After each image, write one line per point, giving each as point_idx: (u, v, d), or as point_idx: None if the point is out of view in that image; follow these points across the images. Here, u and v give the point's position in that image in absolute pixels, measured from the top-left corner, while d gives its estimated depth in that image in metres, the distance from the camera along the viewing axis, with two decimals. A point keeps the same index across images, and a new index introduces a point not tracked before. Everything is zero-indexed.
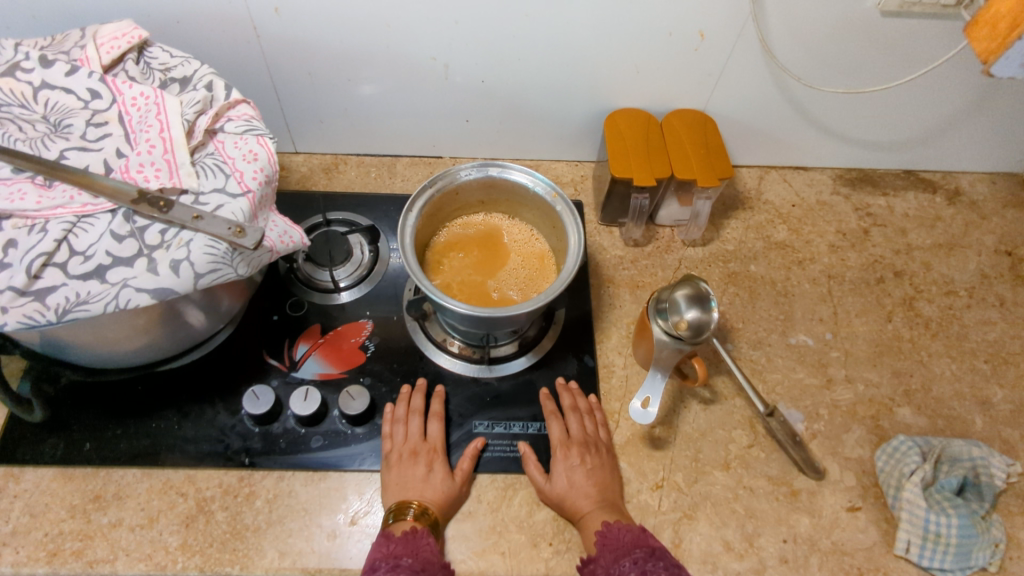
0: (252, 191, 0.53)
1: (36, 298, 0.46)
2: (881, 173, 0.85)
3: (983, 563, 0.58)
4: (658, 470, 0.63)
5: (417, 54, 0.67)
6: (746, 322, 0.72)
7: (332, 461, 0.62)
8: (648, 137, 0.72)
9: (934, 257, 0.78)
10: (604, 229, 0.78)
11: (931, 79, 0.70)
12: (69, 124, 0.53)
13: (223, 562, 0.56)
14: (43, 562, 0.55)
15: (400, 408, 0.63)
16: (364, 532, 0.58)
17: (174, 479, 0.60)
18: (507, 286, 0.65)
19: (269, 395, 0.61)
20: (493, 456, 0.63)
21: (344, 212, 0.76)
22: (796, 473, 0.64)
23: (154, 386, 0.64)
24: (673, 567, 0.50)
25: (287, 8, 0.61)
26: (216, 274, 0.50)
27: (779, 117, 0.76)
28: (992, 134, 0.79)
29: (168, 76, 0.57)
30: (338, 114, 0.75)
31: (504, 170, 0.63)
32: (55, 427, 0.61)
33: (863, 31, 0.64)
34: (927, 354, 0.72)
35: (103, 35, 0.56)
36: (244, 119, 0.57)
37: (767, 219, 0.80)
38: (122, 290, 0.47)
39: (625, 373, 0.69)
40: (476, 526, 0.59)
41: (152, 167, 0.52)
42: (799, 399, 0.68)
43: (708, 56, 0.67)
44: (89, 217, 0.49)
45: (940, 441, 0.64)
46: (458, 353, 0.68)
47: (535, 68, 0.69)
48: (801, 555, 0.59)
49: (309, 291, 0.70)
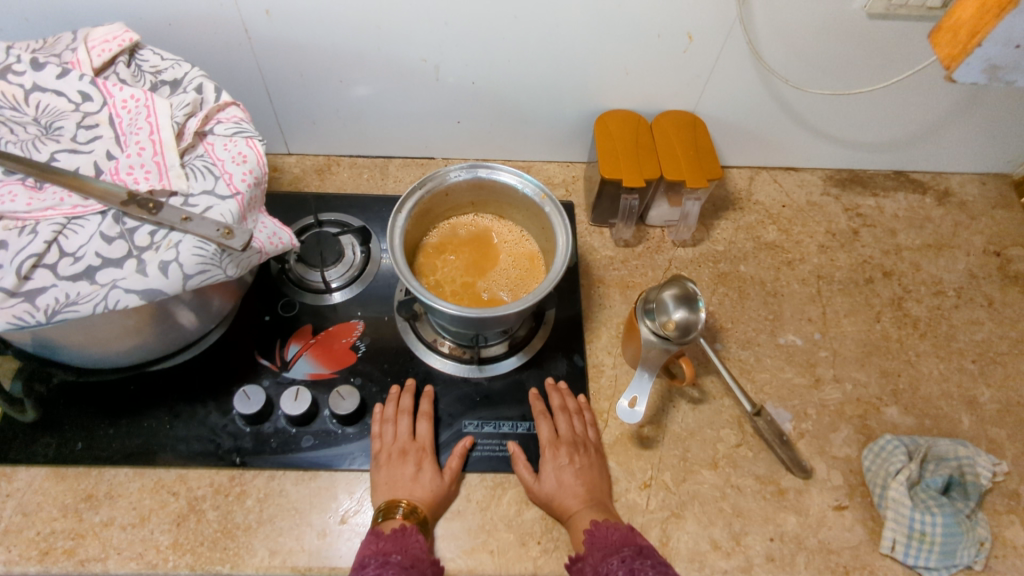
0: (242, 192, 0.53)
1: (26, 299, 0.46)
2: (872, 173, 0.85)
3: (967, 562, 0.59)
4: (647, 469, 0.64)
5: (407, 57, 0.68)
6: (735, 322, 0.72)
7: (323, 460, 0.62)
8: (637, 138, 0.73)
9: (924, 257, 0.79)
10: (596, 229, 0.79)
11: (919, 80, 0.71)
12: (60, 126, 0.54)
13: (214, 560, 0.57)
14: (36, 560, 0.55)
15: (391, 408, 0.63)
16: (353, 530, 0.59)
17: (166, 478, 0.60)
18: (497, 286, 0.65)
19: (260, 395, 0.62)
20: (482, 456, 0.63)
21: (336, 212, 0.76)
22: (783, 472, 0.64)
23: (147, 386, 0.64)
24: (660, 565, 0.50)
25: (278, 10, 0.62)
26: (205, 275, 0.50)
27: (769, 118, 0.76)
28: (982, 135, 0.79)
29: (159, 78, 0.58)
30: (331, 116, 0.76)
31: (492, 171, 0.63)
32: (47, 426, 0.62)
33: (850, 32, 0.64)
34: (916, 354, 0.72)
35: (94, 38, 0.56)
36: (234, 121, 0.57)
37: (758, 220, 0.80)
38: (111, 291, 0.47)
39: (615, 372, 0.69)
40: (465, 525, 0.60)
41: (142, 169, 0.53)
42: (787, 399, 0.68)
43: (697, 58, 0.68)
44: (80, 218, 0.50)
45: (926, 441, 0.65)
46: (449, 353, 0.69)
47: (525, 70, 0.70)
48: (788, 553, 0.60)
49: (302, 292, 0.70)
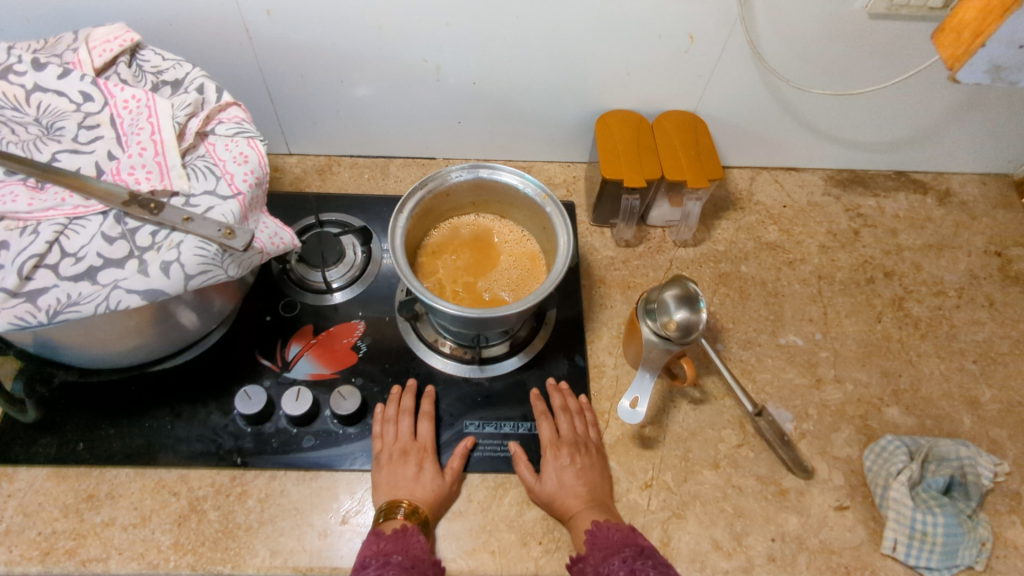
0: (243, 193, 0.53)
1: (28, 299, 0.46)
2: (873, 173, 0.85)
3: (968, 562, 0.59)
4: (648, 469, 0.64)
5: (408, 57, 0.68)
6: (737, 322, 0.72)
7: (324, 460, 0.62)
8: (638, 139, 0.73)
9: (925, 257, 0.79)
10: (597, 229, 0.79)
11: (920, 80, 0.71)
12: (62, 126, 0.54)
13: (215, 561, 0.57)
14: (37, 561, 0.55)
15: (392, 408, 0.63)
16: (354, 531, 0.59)
17: (167, 478, 0.60)
18: (498, 286, 0.65)
19: (261, 395, 0.62)
20: (483, 456, 0.63)
21: (337, 213, 0.76)
22: (785, 472, 0.64)
23: (148, 386, 0.64)
24: (662, 565, 0.50)
25: (279, 11, 0.62)
26: (207, 275, 0.50)
27: (770, 118, 0.76)
28: (983, 135, 0.79)
29: (160, 79, 0.58)
30: (332, 116, 0.76)
31: (494, 171, 0.63)
32: (48, 427, 0.61)
33: (851, 32, 0.64)
34: (916, 354, 0.72)
35: (95, 39, 0.56)
36: (235, 121, 0.57)
37: (759, 220, 0.80)
38: (113, 291, 0.47)
39: (616, 373, 0.69)
40: (467, 525, 0.60)
41: (143, 169, 0.53)
42: (788, 399, 0.68)
43: (698, 59, 0.68)
44: (81, 218, 0.50)
45: (927, 441, 0.65)
46: (450, 353, 0.69)
47: (526, 70, 0.70)
48: (789, 553, 0.60)
49: (303, 292, 0.70)
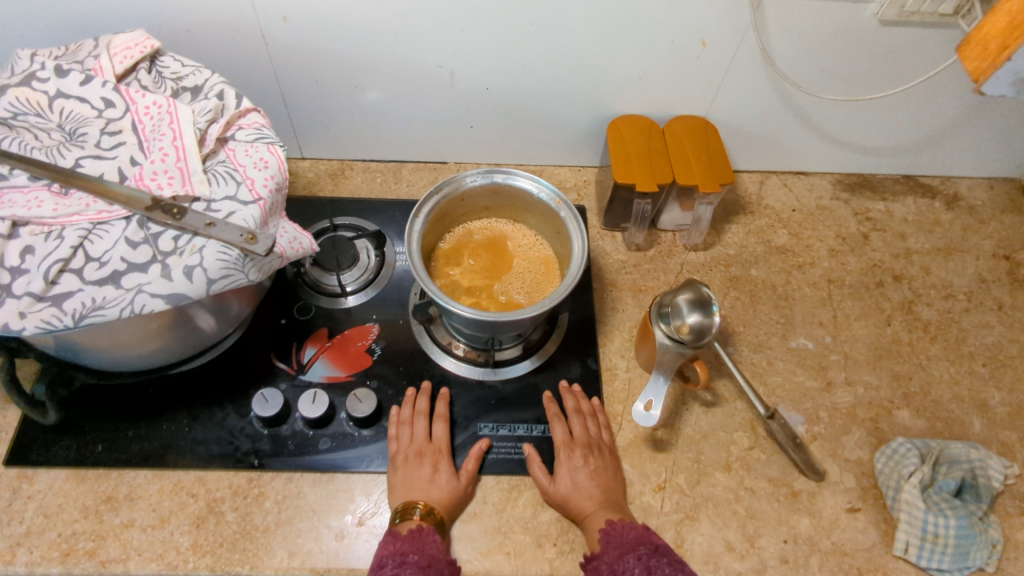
0: (263, 198, 0.54)
1: (54, 303, 0.47)
2: (881, 177, 0.86)
3: (980, 563, 0.59)
4: (661, 471, 0.64)
5: (423, 63, 0.68)
6: (747, 326, 0.73)
7: (340, 462, 0.63)
8: (650, 143, 0.73)
9: (934, 261, 0.79)
10: (608, 233, 0.79)
11: (928, 86, 0.72)
12: (84, 132, 0.54)
13: (233, 562, 0.57)
14: (57, 561, 0.56)
15: (407, 410, 0.64)
16: (371, 532, 0.60)
17: (185, 480, 0.61)
18: (513, 290, 0.66)
19: (277, 398, 0.63)
20: (497, 458, 0.64)
21: (351, 217, 0.77)
22: (797, 474, 0.65)
23: (165, 388, 0.65)
24: (676, 564, 0.51)
25: (296, 17, 0.62)
26: (228, 279, 0.51)
27: (781, 123, 0.77)
28: (991, 141, 0.80)
29: (180, 85, 0.58)
30: (345, 120, 0.76)
31: (509, 176, 0.64)
32: (67, 429, 0.62)
33: (863, 39, 0.65)
34: (927, 357, 0.73)
35: (116, 45, 0.57)
36: (255, 127, 0.58)
37: (768, 223, 0.81)
38: (136, 296, 0.48)
39: (628, 376, 0.70)
40: (482, 527, 0.60)
41: (165, 175, 0.53)
42: (799, 402, 0.69)
43: (710, 64, 0.68)
44: (104, 223, 0.50)
45: (939, 444, 0.65)
46: (463, 355, 0.69)
47: (539, 76, 0.70)
48: (802, 555, 0.60)
49: (317, 295, 0.71)
